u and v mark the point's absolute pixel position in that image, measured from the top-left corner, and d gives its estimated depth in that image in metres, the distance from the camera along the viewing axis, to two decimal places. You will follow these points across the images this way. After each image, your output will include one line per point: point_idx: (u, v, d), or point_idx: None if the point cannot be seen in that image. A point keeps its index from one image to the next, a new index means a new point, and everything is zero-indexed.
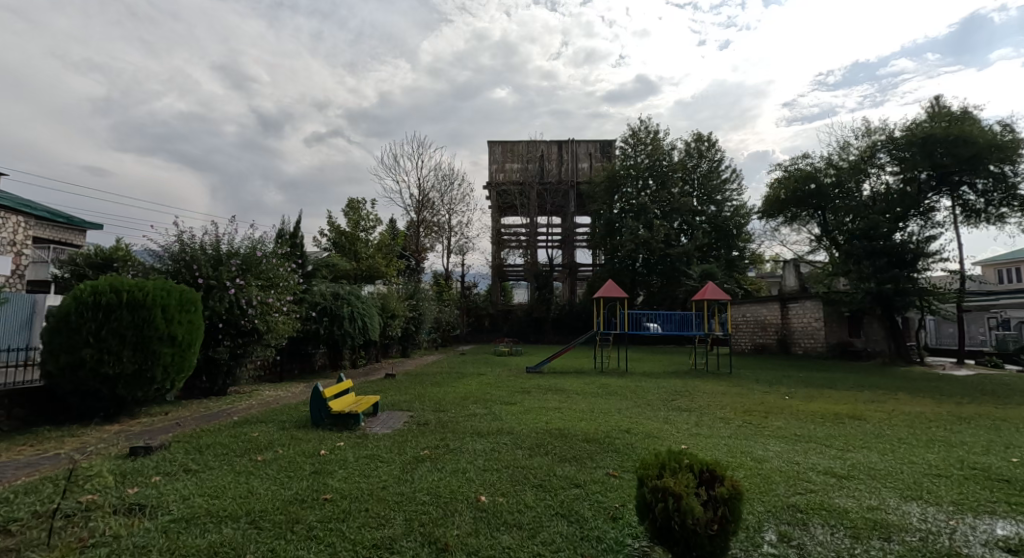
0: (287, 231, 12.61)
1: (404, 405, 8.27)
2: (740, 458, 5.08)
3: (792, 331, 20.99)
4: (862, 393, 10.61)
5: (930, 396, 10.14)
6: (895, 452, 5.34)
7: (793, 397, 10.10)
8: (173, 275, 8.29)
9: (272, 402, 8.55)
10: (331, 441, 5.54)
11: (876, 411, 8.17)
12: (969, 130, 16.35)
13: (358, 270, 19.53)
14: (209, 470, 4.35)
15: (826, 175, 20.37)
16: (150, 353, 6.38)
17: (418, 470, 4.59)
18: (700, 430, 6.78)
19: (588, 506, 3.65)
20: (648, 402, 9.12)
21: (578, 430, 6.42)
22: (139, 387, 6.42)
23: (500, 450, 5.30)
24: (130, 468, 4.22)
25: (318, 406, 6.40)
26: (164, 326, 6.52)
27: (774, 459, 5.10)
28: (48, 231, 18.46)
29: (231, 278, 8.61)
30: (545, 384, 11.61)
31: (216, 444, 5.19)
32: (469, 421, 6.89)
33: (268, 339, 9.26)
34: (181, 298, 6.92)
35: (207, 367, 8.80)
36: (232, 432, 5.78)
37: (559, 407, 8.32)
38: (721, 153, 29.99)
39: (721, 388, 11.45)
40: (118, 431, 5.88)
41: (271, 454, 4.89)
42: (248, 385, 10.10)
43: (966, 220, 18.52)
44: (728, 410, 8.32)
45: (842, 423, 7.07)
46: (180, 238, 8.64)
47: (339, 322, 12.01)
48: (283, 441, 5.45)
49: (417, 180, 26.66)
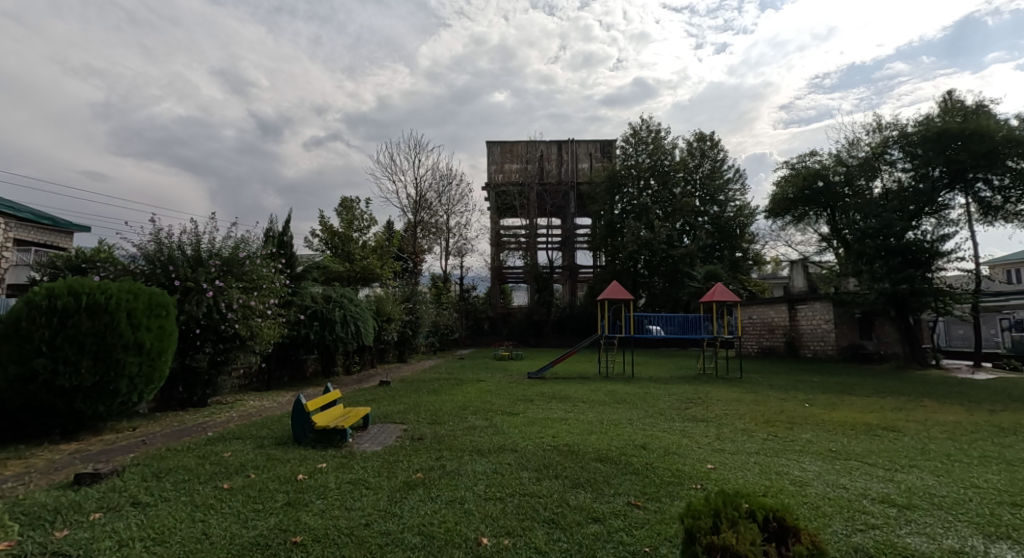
0: (275, 231, 11.98)
1: (397, 416, 7.64)
2: (778, 481, 4.46)
3: (800, 333, 20.35)
4: (885, 400, 9.97)
5: (960, 402, 9.53)
6: (951, 472, 4.71)
7: (812, 404, 9.49)
8: (147, 277, 7.67)
9: (254, 414, 7.89)
10: (312, 463, 4.88)
11: (909, 421, 7.54)
12: (985, 124, 15.78)
13: (353, 272, 18.87)
14: (163, 502, 3.72)
15: (834, 172, 19.85)
16: (112, 363, 5.73)
17: (408, 500, 3.94)
18: (722, 444, 6.14)
19: (612, 551, 3.05)
20: (660, 411, 8.50)
21: (589, 446, 5.79)
22: (101, 401, 5.80)
23: (505, 473, 4.66)
24: (67, 503, 3.59)
25: (301, 422, 5.77)
26: (130, 333, 5.87)
27: (816, 482, 4.46)
28: (33, 232, 17.78)
29: (210, 279, 7.97)
30: (548, 391, 11.01)
31: (180, 468, 4.54)
32: (468, 436, 6.25)
33: (252, 345, 8.62)
34: (149, 302, 6.29)
35: (184, 377, 8.17)
36: (201, 452, 5.14)
37: (565, 418, 7.69)
38: (723, 152, 29.39)
39: (735, 394, 10.83)
40: (73, 451, 5.24)
41: (240, 480, 4.25)
42: (231, 395, 9.46)
43: (982, 217, 17.88)
44: (748, 421, 7.68)
45: (878, 437, 6.43)
46: (156, 237, 8.03)
47: (331, 327, 11.36)
48: (259, 463, 4.79)
49: (415, 180, 26.00)
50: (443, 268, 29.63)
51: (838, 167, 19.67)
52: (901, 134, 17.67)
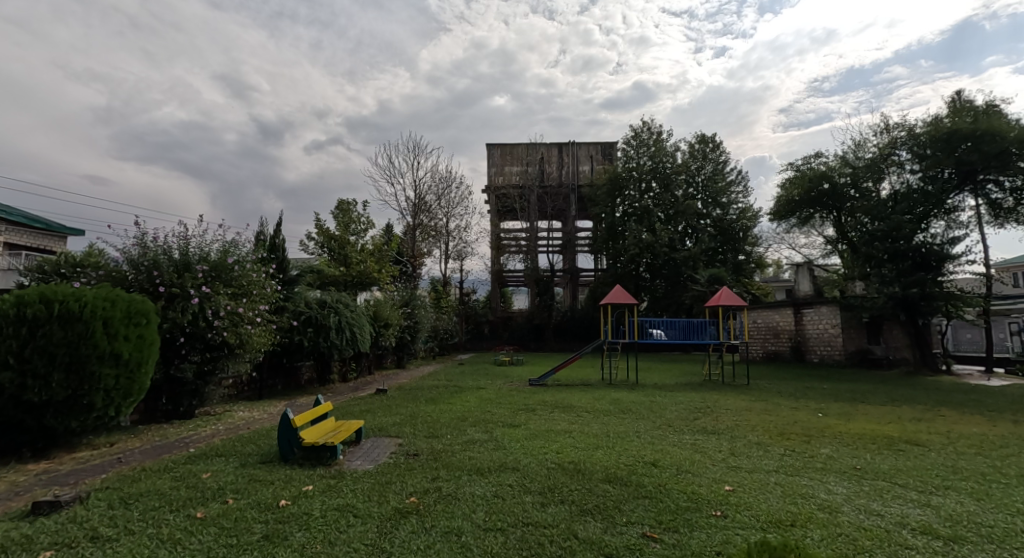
0: (268, 234, 11.63)
1: (393, 429, 7.25)
2: (804, 507, 4.08)
3: (806, 338, 19.94)
4: (901, 409, 9.58)
5: (978, 411, 9.17)
6: (993, 496, 4.31)
7: (825, 414, 9.09)
8: (131, 283, 7.32)
9: (242, 426, 7.52)
10: (298, 486, 4.50)
11: (932, 434, 7.14)
12: (997, 124, 15.43)
13: (347, 275, 18.02)
14: (127, 536, 3.34)
15: (840, 174, 19.53)
16: (86, 376, 5.37)
17: (398, 532, 3.56)
18: (738, 461, 5.76)
19: None
20: (669, 423, 8.11)
21: (596, 464, 5.41)
22: (74, 416, 5.43)
23: (506, 497, 4.28)
24: (17, 538, 3.22)
25: (287, 437, 5.38)
26: (106, 343, 5.50)
27: (845, 508, 4.08)
28: (26, 236, 17.46)
29: (196, 285, 7.61)
30: (550, 399, 10.65)
31: (152, 493, 4.16)
32: (466, 452, 5.89)
33: (241, 353, 8.28)
34: (129, 309, 5.93)
35: (169, 387, 7.82)
36: (178, 473, 4.76)
37: (569, 430, 7.32)
38: (726, 153, 28.94)
39: (744, 403, 10.45)
40: (42, 470, 4.89)
41: (216, 508, 3.87)
42: (220, 405, 9.09)
43: (992, 220, 17.51)
44: (762, 434, 7.29)
45: (902, 453, 6.05)
46: (142, 240, 7.69)
47: (325, 333, 10.97)
48: (239, 486, 4.41)
49: (414, 183, 25.68)
50: (443, 271, 29.34)
51: (845, 168, 19.33)
52: (909, 134, 17.36)
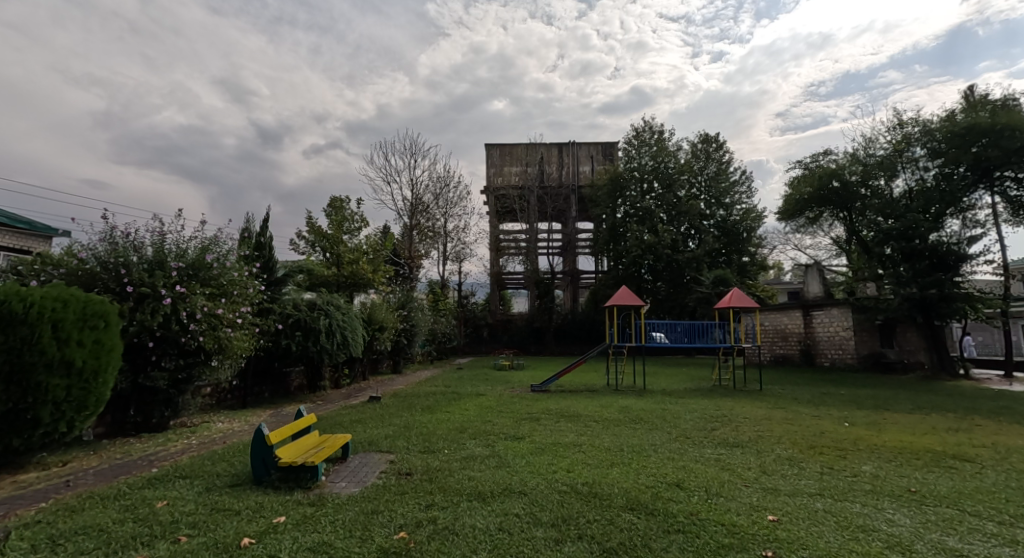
0: (252, 232, 10.92)
1: (385, 443, 6.58)
2: (871, 545, 3.40)
3: (816, 342, 19.30)
4: (931, 418, 8.91)
5: (1015, 420, 8.49)
6: None
7: (854, 424, 8.38)
8: (96, 282, 6.65)
9: (217, 440, 6.79)
10: (268, 517, 3.82)
11: (978, 447, 6.47)
12: (1018, 118, 14.66)
13: (341, 278, 17.43)
14: None
15: (850, 172, 18.80)
16: (31, 387, 4.72)
17: None
18: (773, 481, 5.09)
19: None
20: (686, 434, 7.42)
21: (612, 486, 4.73)
22: (17, 434, 4.76)
23: (514, 531, 3.61)
24: None
25: (262, 457, 4.72)
26: (55, 349, 4.85)
27: (924, 547, 3.38)
28: (8, 237, 16.76)
29: (169, 285, 6.94)
30: (553, 407, 9.97)
31: (91, 529, 3.49)
32: (463, 472, 5.17)
33: (219, 359, 7.60)
34: (86, 311, 5.26)
35: (139, 397, 7.15)
36: (130, 502, 4.08)
37: (577, 444, 6.63)
38: (729, 152, 28.28)
39: (762, 411, 9.75)
40: None
41: (162, 551, 3.18)
42: (197, 416, 8.39)
43: (1010, 218, 16.85)
44: (790, 447, 6.62)
45: (954, 471, 5.39)
46: (110, 235, 7.03)
47: (314, 337, 10.27)
48: (197, 519, 3.73)
49: (411, 183, 24.89)
50: (441, 274, 28.63)
51: (854, 166, 18.69)
52: (924, 131, 16.78)
